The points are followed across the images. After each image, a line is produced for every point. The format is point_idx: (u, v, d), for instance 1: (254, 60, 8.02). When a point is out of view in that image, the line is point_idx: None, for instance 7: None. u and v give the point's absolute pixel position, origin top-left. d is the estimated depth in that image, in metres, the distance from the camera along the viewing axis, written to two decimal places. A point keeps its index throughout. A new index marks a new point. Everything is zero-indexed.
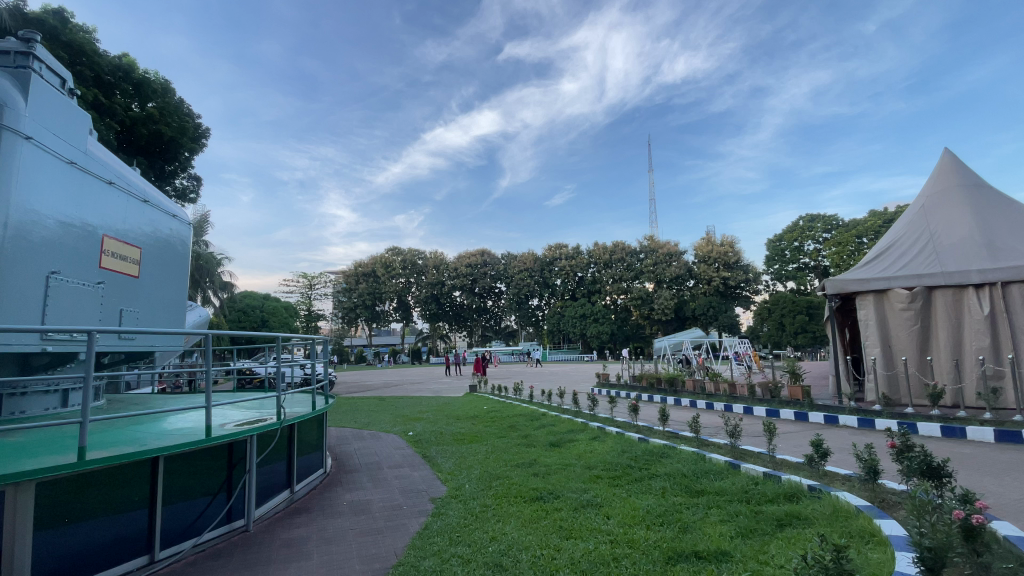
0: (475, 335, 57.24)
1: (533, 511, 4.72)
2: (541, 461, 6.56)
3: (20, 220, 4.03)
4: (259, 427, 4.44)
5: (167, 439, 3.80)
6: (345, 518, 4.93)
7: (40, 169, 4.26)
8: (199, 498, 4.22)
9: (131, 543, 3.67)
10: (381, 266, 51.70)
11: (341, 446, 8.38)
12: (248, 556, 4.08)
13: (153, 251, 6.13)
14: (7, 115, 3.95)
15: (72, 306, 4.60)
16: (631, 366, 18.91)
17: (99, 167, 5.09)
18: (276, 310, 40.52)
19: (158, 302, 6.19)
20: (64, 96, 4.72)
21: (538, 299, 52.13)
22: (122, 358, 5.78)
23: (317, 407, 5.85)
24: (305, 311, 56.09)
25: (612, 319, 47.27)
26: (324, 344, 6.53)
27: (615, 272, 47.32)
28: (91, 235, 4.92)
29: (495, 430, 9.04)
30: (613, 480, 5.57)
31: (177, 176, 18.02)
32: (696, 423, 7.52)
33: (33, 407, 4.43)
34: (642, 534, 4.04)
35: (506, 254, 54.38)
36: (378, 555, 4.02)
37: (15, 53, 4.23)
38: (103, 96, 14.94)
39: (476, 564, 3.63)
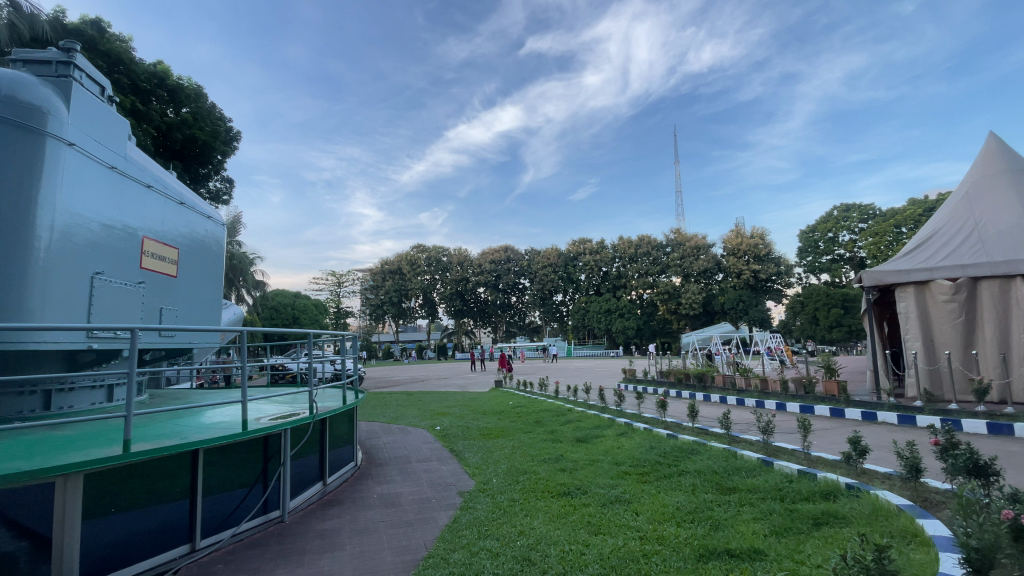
0: (500, 330, 57.46)
1: (561, 506, 4.72)
2: (569, 456, 6.54)
3: (65, 224, 4.22)
4: (292, 421, 4.56)
5: (205, 432, 3.94)
6: (375, 511, 5.03)
7: (83, 174, 4.45)
8: (236, 489, 4.38)
9: (173, 532, 3.84)
10: (406, 263, 52.32)
11: (370, 440, 8.54)
12: (284, 546, 4.21)
13: (190, 251, 6.35)
14: (52, 122, 4.13)
15: (115, 306, 4.79)
16: (659, 362, 18.69)
17: (138, 171, 5.29)
18: (306, 308, 41.53)
19: (195, 301, 6.41)
20: (103, 103, 4.90)
21: (563, 295, 51.84)
22: (162, 355, 6.01)
23: (348, 402, 5.96)
24: (334, 308, 57.39)
25: (638, 314, 46.70)
26: (353, 340, 6.63)
27: (641, 266, 46.68)
28: (131, 237, 5.12)
29: (521, 425, 9.06)
30: (642, 477, 5.51)
31: (211, 179, 18.63)
32: (728, 419, 7.36)
33: (81, 402, 4.65)
34: (673, 531, 3.99)
35: (530, 249, 54.29)
36: (408, 547, 4.08)
37: (56, 63, 4.40)
38: (140, 103, 15.51)
39: (504, 558, 3.65)
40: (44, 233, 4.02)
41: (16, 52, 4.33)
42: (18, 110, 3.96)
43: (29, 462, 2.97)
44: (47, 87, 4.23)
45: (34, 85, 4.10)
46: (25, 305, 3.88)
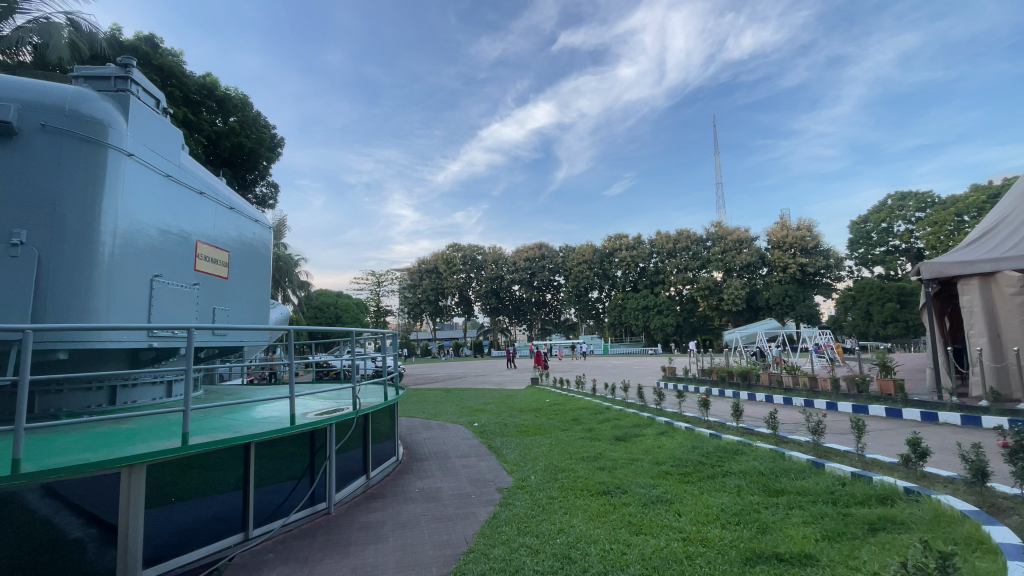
0: (536, 328, 57.42)
1: (600, 505, 4.67)
2: (608, 455, 6.46)
3: (126, 230, 4.51)
4: (337, 416, 4.69)
5: (256, 426, 4.12)
6: (417, 504, 5.13)
7: (140, 183, 4.72)
8: (285, 481, 4.58)
9: (227, 521, 4.05)
10: (443, 261, 53.01)
11: (411, 435, 8.72)
12: (330, 537, 4.35)
13: (240, 253, 6.65)
14: (113, 134, 4.40)
15: (172, 306, 5.07)
16: (701, 360, 18.22)
17: (191, 178, 5.57)
18: (347, 306, 42.78)
19: (245, 301, 6.71)
20: (159, 115, 5.18)
21: (599, 292, 51.21)
22: (216, 353, 6.32)
23: (389, 398, 6.09)
24: (374, 307, 58.91)
25: (677, 310, 45.61)
26: (393, 338, 6.77)
27: (680, 261, 45.57)
28: (186, 241, 5.41)
29: (558, 423, 9.03)
30: (684, 477, 5.38)
31: (257, 184, 19.44)
32: (775, 418, 7.07)
33: (142, 397, 4.94)
34: (717, 533, 3.89)
35: (565, 246, 53.94)
36: (449, 541, 4.15)
37: (115, 78, 4.66)
38: (192, 114, 16.36)
39: (544, 555, 3.65)
40: (108, 239, 4.30)
41: (80, 69, 4.63)
42: (82, 123, 4.23)
43: (98, 454, 3.18)
44: (107, 101, 4.49)
45: (96, 99, 4.36)
46: (92, 306, 4.16)
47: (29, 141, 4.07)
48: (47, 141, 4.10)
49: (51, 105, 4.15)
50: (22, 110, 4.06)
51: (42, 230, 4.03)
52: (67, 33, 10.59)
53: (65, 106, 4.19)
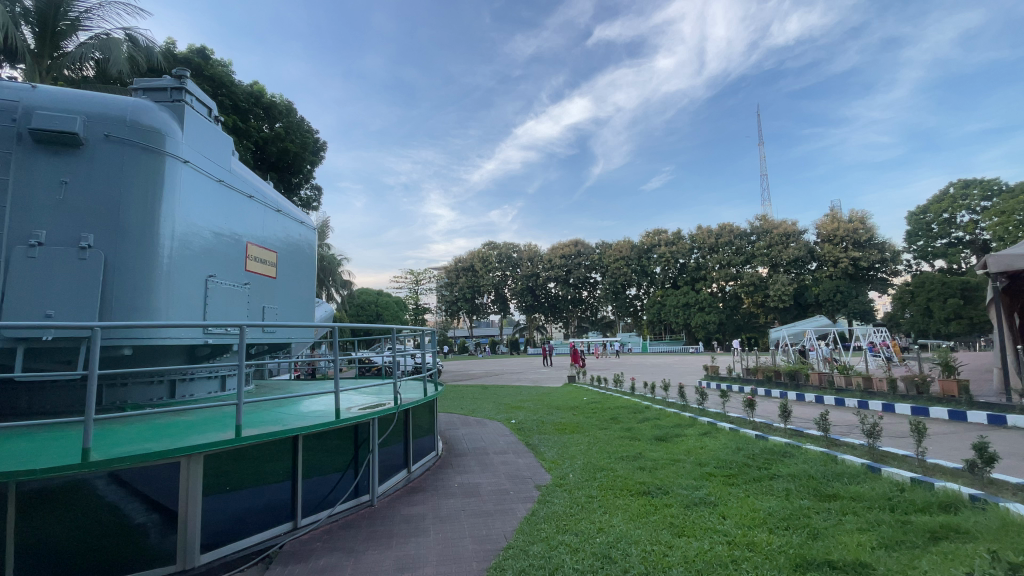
0: (573, 326, 57.02)
1: (640, 505, 4.59)
2: (648, 455, 6.34)
3: (182, 233, 4.77)
4: (379, 411, 4.80)
5: (303, 420, 4.27)
6: (456, 499, 5.20)
7: (195, 188, 4.97)
8: (331, 473, 4.75)
9: (278, 510, 4.24)
10: (478, 260, 53.85)
11: (449, 431, 8.83)
12: (374, 529, 4.47)
13: (287, 254, 6.91)
14: (169, 142, 4.65)
15: (225, 304, 5.33)
16: (745, 359, 17.63)
17: (241, 183, 5.82)
18: (388, 305, 43.77)
19: (292, 299, 6.97)
20: (211, 123, 5.44)
21: (637, 289, 50.25)
22: (266, 349, 6.60)
23: (428, 394, 6.18)
24: (413, 305, 60.15)
25: (719, 307, 44.20)
26: (431, 334, 6.87)
27: (722, 257, 44.20)
28: (237, 243, 5.67)
29: (597, 421, 8.95)
30: (728, 479, 5.22)
31: (302, 187, 20.15)
32: (827, 420, 6.75)
33: (198, 390, 5.22)
34: (765, 538, 3.75)
35: (601, 243, 53.26)
36: (488, 536, 4.18)
37: (171, 89, 4.93)
38: (240, 121, 17.15)
39: (584, 554, 3.62)
40: (167, 242, 4.57)
41: (139, 82, 4.91)
42: (141, 133, 4.49)
43: (159, 444, 3.38)
44: (164, 110, 4.74)
45: (154, 110, 4.61)
46: (153, 305, 4.42)
47: (94, 151, 4.33)
48: (110, 151, 4.37)
49: (113, 116, 4.41)
50: (88, 122, 4.33)
51: (108, 234, 4.30)
52: (125, 48, 11.28)
53: (127, 116, 4.46)
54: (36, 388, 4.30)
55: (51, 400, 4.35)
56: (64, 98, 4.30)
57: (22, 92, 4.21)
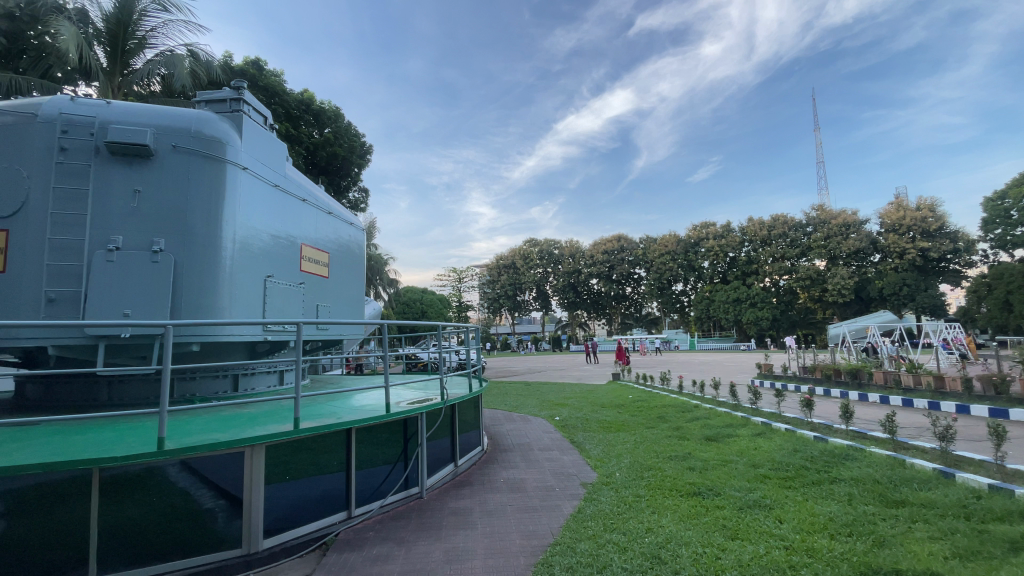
0: (616, 322, 56.16)
1: (691, 506, 4.48)
2: (698, 455, 6.17)
3: (242, 236, 5.04)
4: (427, 405, 4.91)
5: (355, 413, 4.43)
6: (503, 494, 5.25)
7: (253, 193, 5.25)
8: (382, 466, 4.91)
9: (333, 499, 4.43)
10: (520, 257, 54.08)
11: (494, 427, 8.92)
12: (424, 520, 4.58)
13: (338, 254, 7.17)
14: (230, 151, 4.93)
15: (282, 303, 5.61)
16: (801, 357, 16.81)
17: (295, 187, 6.08)
18: (432, 302, 44.65)
19: (343, 297, 7.23)
20: (267, 130, 5.71)
21: (683, 284, 48.81)
22: (320, 345, 6.89)
23: (474, 390, 6.26)
24: (456, 302, 61.08)
25: (772, 303, 42.28)
26: (475, 331, 6.93)
27: (775, 250, 42.26)
28: (292, 245, 5.95)
29: (643, 420, 8.78)
30: (785, 482, 5.00)
31: (350, 190, 20.83)
32: (892, 421, 6.35)
33: (259, 384, 5.52)
34: (825, 544, 3.57)
35: (645, 237, 52.08)
36: (535, 532, 4.20)
37: (230, 100, 5.21)
38: (293, 128, 17.93)
39: (632, 553, 3.57)
40: (229, 245, 4.86)
41: (201, 95, 5.21)
42: (204, 143, 4.78)
43: (225, 434, 3.60)
44: (224, 121, 5.02)
45: (216, 120, 4.89)
46: (217, 304, 4.71)
47: (163, 161, 4.65)
48: (178, 160, 4.68)
49: (179, 127, 4.71)
50: (156, 134, 4.64)
51: (176, 238, 4.61)
52: (187, 63, 11.92)
53: (191, 127, 4.76)
54: (115, 381, 4.66)
55: (128, 393, 4.70)
56: (135, 112, 4.62)
57: (98, 108, 4.55)
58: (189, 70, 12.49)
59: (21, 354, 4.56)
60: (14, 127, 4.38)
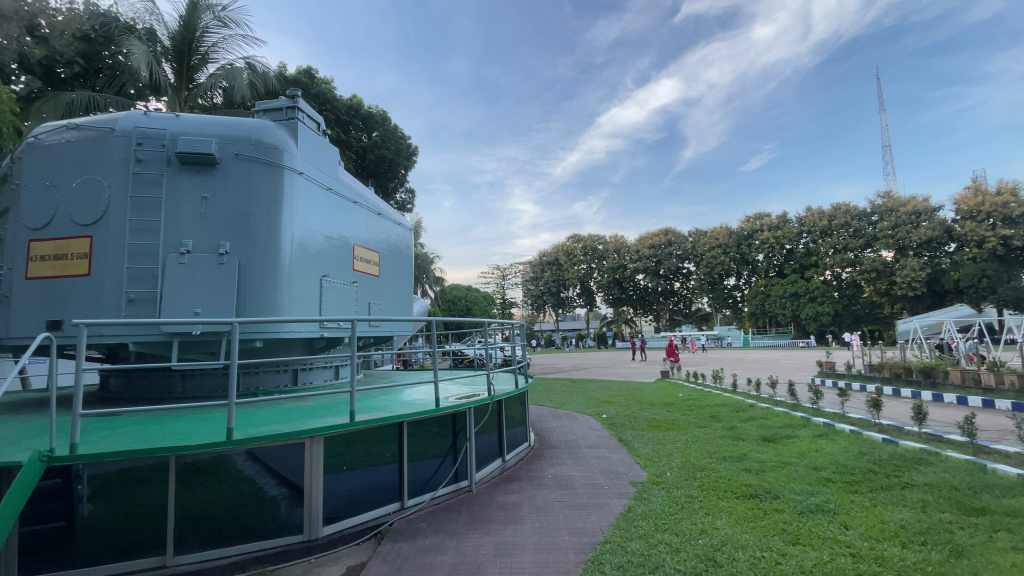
0: (664, 319, 54.80)
1: (747, 509, 4.31)
2: (755, 457, 5.93)
3: (299, 238, 5.29)
4: (475, 401, 4.99)
5: (406, 408, 4.56)
6: (551, 490, 5.26)
7: (308, 196, 5.48)
8: (432, 459, 5.04)
9: (387, 490, 4.59)
10: (564, 253, 53.71)
11: (541, 423, 8.93)
12: (474, 513, 4.66)
13: (387, 253, 7.38)
14: (286, 156, 5.17)
15: (337, 301, 5.84)
16: (867, 355, 15.78)
17: (346, 190, 6.30)
18: (477, 299, 45.16)
19: (393, 296, 7.45)
20: (320, 136, 5.94)
21: (735, 279, 46.91)
22: (372, 341, 7.14)
23: (520, 386, 6.29)
24: (501, 300, 61.50)
25: (832, 297, 39.98)
26: (520, 328, 6.94)
27: (837, 241, 39.86)
28: (345, 245, 6.17)
29: (695, 419, 8.54)
30: (850, 486, 4.72)
31: (397, 191, 21.37)
32: (972, 423, 5.86)
33: (316, 378, 5.78)
34: (895, 552, 3.36)
35: (694, 231, 50.40)
36: (585, 529, 4.18)
37: (286, 108, 5.46)
38: (343, 133, 18.59)
39: (686, 555, 3.49)
40: (287, 246, 5.11)
41: (260, 105, 5.50)
42: (264, 150, 5.04)
43: (286, 426, 3.79)
44: (281, 128, 5.27)
45: (273, 128, 5.14)
46: (277, 303, 4.97)
47: (227, 168, 4.93)
48: (240, 168, 4.96)
49: (241, 136, 4.98)
50: (220, 143, 4.92)
51: (240, 241, 4.89)
52: (246, 75, 12.68)
53: (251, 136, 5.02)
54: (188, 375, 5.01)
55: (199, 386, 5.05)
56: (202, 124, 4.93)
57: (168, 121, 4.89)
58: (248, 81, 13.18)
59: (105, 350, 4.98)
60: (96, 142, 4.77)
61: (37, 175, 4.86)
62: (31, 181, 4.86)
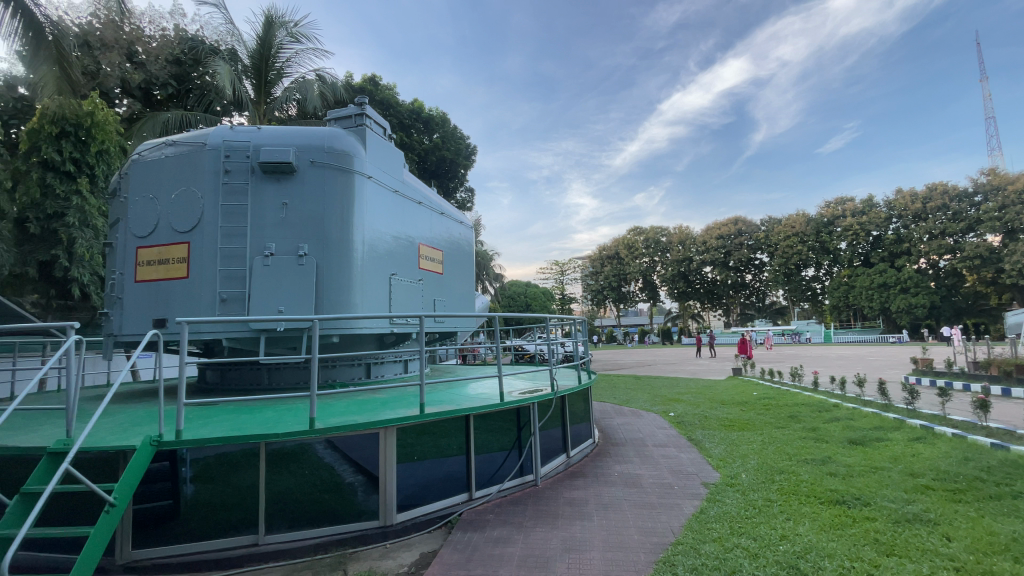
0: (734, 313, 52.24)
1: (833, 515, 4.03)
2: (841, 460, 5.51)
3: (370, 238, 5.54)
4: (538, 396, 5.01)
5: (473, 401, 4.65)
6: (618, 488, 5.18)
7: (377, 199, 5.72)
8: (498, 452, 5.12)
9: (456, 481, 4.72)
10: (625, 246, 52.53)
11: (605, 420, 8.80)
12: (540, 507, 4.69)
13: (450, 251, 7.56)
14: (356, 161, 5.43)
15: (405, 298, 6.08)
16: (971, 351, 14.21)
17: (411, 191, 6.52)
18: (536, 295, 45.30)
19: (456, 292, 7.64)
20: (387, 140, 6.18)
21: (813, 270, 43.79)
22: (437, 337, 7.36)
23: (584, 381, 6.24)
24: (560, 295, 61.30)
25: (927, 288, 36.27)
26: (582, 323, 6.88)
27: (932, 225, 36.15)
28: (412, 244, 6.40)
29: (771, 419, 8.08)
30: (953, 495, 4.28)
31: (458, 190, 21.82)
32: None
33: (387, 372, 6.04)
34: (1009, 568, 3.01)
35: (765, 219, 47.56)
36: (655, 530, 4.08)
37: (354, 115, 5.73)
38: (406, 136, 19.26)
39: (765, 561, 3.32)
40: (359, 247, 5.38)
41: (332, 113, 5.81)
42: (336, 156, 5.32)
43: (362, 417, 3.99)
44: (350, 135, 5.53)
45: (344, 136, 5.42)
46: (351, 300, 5.24)
47: (304, 175, 5.26)
48: (315, 174, 5.27)
49: (315, 144, 5.29)
50: (297, 152, 5.25)
51: (317, 243, 5.19)
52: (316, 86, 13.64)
53: (325, 143, 5.32)
54: (273, 368, 5.41)
55: (283, 378, 5.43)
56: (280, 135, 5.28)
57: (251, 133, 5.28)
58: (318, 92, 13.99)
59: (202, 345, 5.47)
60: (189, 156, 5.24)
61: (142, 189, 5.41)
62: (137, 194, 5.41)
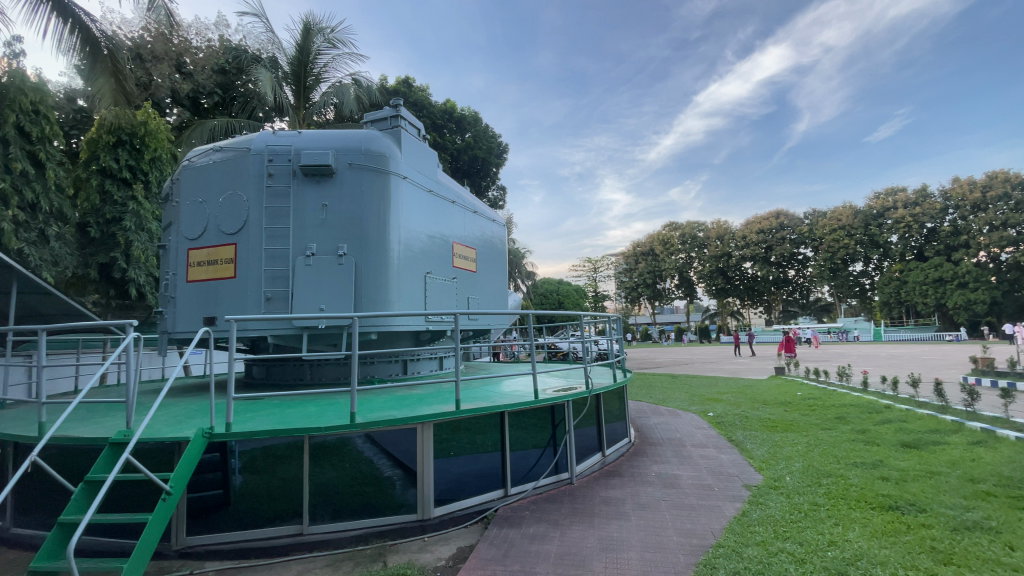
0: (775, 311, 50.43)
1: (885, 521, 3.84)
2: (893, 464, 5.24)
3: (405, 237, 5.64)
4: (573, 393, 4.99)
5: (507, 398, 4.68)
6: (655, 488, 5.10)
7: (412, 199, 5.82)
8: (533, 449, 5.13)
9: (492, 477, 4.76)
10: (660, 242, 51.55)
11: (641, 420, 8.67)
12: (576, 505, 4.67)
13: (483, 249, 7.60)
14: (391, 162, 5.54)
15: (440, 296, 6.16)
16: None
17: (445, 190, 6.59)
18: (569, 292, 45.06)
19: (490, 290, 7.69)
20: (421, 141, 6.27)
21: (860, 265, 41.78)
22: (471, 334, 7.43)
23: (619, 380, 6.17)
24: (593, 292, 60.73)
25: (988, 282, 34.02)
26: (616, 321, 6.80)
27: (993, 216, 33.90)
28: (446, 243, 6.47)
29: (817, 420, 7.77)
30: (1018, 502, 4.01)
31: (491, 188, 21.94)
32: None
33: (423, 368, 6.15)
34: None
35: (808, 213, 45.70)
36: (694, 531, 3.99)
37: (389, 117, 5.84)
38: (438, 136, 19.51)
39: (812, 567, 3.20)
40: (395, 246, 5.49)
41: (368, 116, 5.95)
42: (373, 158, 5.44)
43: (400, 412, 4.07)
44: (386, 137, 5.64)
45: (380, 137, 5.53)
46: (388, 299, 5.36)
47: (342, 177, 5.41)
48: (353, 176, 5.41)
49: (353, 147, 5.42)
50: (336, 154, 5.40)
51: (355, 242, 5.33)
52: (353, 90, 14.01)
53: (362, 146, 5.45)
54: (315, 364, 5.59)
55: (324, 373, 5.61)
56: (319, 138, 5.44)
57: (292, 137, 5.46)
58: (354, 96, 14.36)
59: (248, 342, 5.70)
60: (235, 161, 5.47)
61: (192, 193, 5.68)
62: (187, 198, 5.69)
